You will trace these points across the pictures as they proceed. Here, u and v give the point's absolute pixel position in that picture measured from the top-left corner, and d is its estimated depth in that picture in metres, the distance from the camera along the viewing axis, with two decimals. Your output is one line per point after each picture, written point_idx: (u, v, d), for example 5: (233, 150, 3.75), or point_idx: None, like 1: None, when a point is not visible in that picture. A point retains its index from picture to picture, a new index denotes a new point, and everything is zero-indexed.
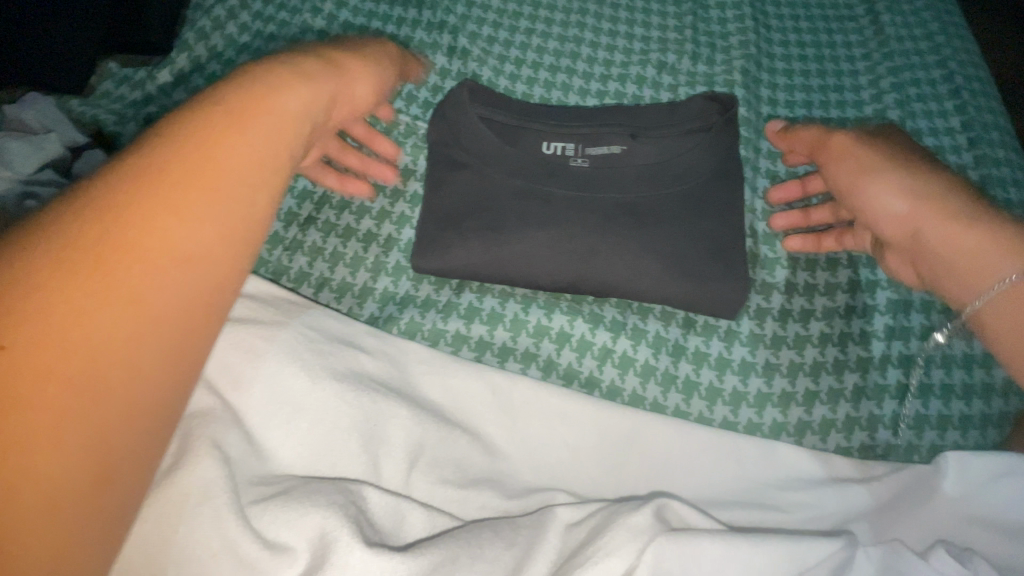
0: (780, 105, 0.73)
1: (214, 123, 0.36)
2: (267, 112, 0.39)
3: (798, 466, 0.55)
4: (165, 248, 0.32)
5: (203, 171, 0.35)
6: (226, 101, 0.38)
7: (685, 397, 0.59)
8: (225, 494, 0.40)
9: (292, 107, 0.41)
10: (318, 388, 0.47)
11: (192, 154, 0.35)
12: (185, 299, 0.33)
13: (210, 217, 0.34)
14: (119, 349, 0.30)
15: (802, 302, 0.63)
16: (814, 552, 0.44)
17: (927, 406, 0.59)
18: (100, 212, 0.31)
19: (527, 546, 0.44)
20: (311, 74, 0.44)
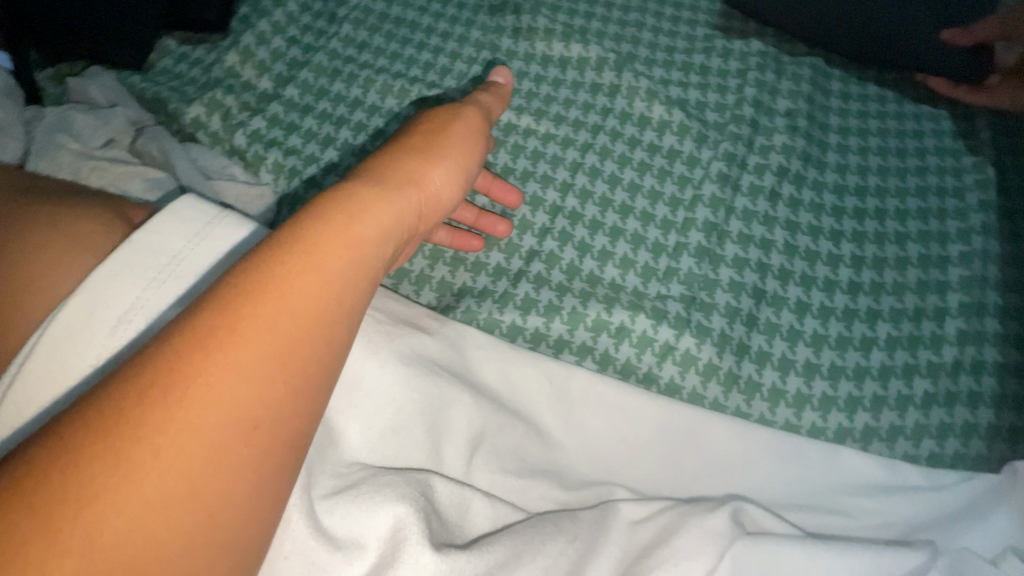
0: (851, 99, 0.70)
1: (322, 233, 0.32)
2: (348, 246, 0.32)
3: (866, 473, 0.54)
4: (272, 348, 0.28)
5: (272, 327, 0.28)
6: (304, 235, 0.32)
7: (747, 397, 0.58)
8: (296, 487, 0.38)
9: (371, 237, 0.33)
10: (387, 372, 0.46)
11: (260, 301, 0.29)
12: (248, 469, 0.27)
13: (280, 379, 0.28)
14: (218, 456, 0.26)
15: (869, 301, 0.60)
16: (895, 564, 0.42)
17: (999, 416, 0.57)
18: (179, 358, 0.27)
19: (592, 541, 0.44)
20: (397, 188, 0.36)
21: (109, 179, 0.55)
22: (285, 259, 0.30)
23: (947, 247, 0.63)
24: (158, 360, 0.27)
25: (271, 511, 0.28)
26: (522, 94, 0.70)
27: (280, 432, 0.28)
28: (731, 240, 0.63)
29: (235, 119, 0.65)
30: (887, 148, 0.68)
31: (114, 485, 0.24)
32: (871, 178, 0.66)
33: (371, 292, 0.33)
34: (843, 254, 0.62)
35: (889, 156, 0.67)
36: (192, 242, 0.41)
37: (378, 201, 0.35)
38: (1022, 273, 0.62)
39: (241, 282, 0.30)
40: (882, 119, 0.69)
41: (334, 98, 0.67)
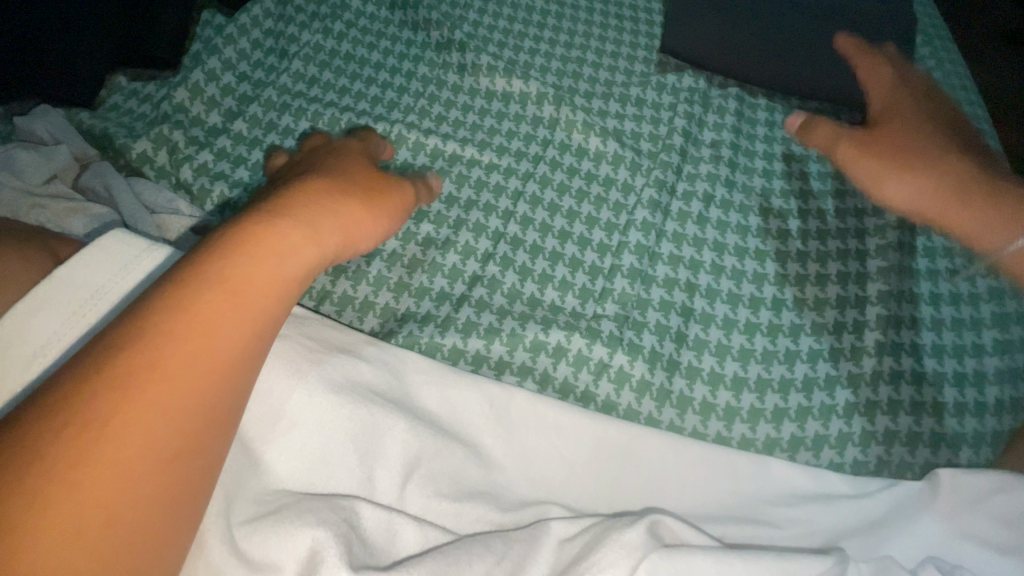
0: (778, 127, 0.75)
1: (243, 269, 0.33)
2: (269, 282, 0.34)
3: (792, 482, 0.56)
4: (187, 383, 0.30)
5: (189, 365, 0.30)
6: (224, 274, 0.33)
7: (679, 412, 0.60)
8: (216, 517, 0.40)
9: (295, 272, 0.35)
10: (315, 400, 0.47)
11: (176, 342, 0.30)
12: (162, 498, 0.29)
13: (196, 411, 0.30)
14: (133, 491, 0.28)
15: (792, 317, 0.64)
16: (803, 569, 0.44)
17: (919, 423, 0.60)
18: (91, 402, 0.28)
19: (519, 560, 0.44)
20: (326, 218, 0.38)
21: (48, 215, 0.56)
22: (198, 289, 0.32)
23: (867, 264, 0.66)
24: (67, 404, 0.28)
25: (187, 532, 0.31)
26: (466, 125, 0.73)
27: (198, 461, 0.30)
28: (663, 259, 0.66)
29: (182, 153, 0.67)
30: (811, 172, 0.72)
31: (25, 532, 0.25)
32: (797, 201, 0.70)
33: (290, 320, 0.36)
34: (768, 272, 0.66)
35: (812, 180, 0.71)
36: (116, 277, 0.42)
37: (305, 233, 0.36)
38: (936, 287, 0.66)
39: (157, 321, 0.31)
40: (807, 146, 0.73)
41: (281, 132, 0.69)
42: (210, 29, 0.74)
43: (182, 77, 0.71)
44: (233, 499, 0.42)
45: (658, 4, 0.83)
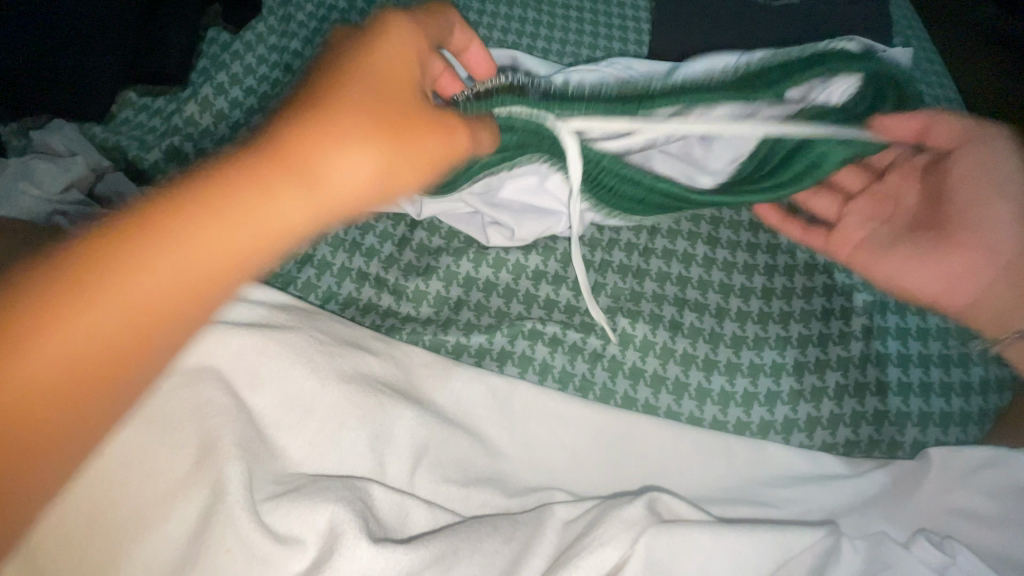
0: None
1: (123, 260, 0.37)
2: (145, 265, 0.37)
3: (788, 463, 0.58)
4: (100, 333, 0.35)
5: (117, 346, 0.36)
6: (121, 248, 0.37)
7: (676, 398, 0.62)
8: (240, 488, 0.41)
9: (149, 296, 0.37)
10: (328, 389, 0.49)
11: (98, 280, 0.36)
12: (77, 380, 0.35)
13: (122, 304, 0.36)
14: (25, 411, 0.34)
15: (781, 304, 0.66)
16: (796, 541, 0.46)
17: (908, 403, 0.62)
18: (61, 299, 0.35)
19: (526, 541, 0.46)
20: (296, 174, 0.40)
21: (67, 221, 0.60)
22: (102, 271, 0.36)
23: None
24: (49, 287, 0.35)
25: (66, 444, 0.36)
26: None
27: (65, 406, 0.35)
28: (657, 253, 0.68)
29: (192, 163, 0.70)
30: None
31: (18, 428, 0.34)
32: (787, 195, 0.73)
33: (262, 257, 0.40)
34: (758, 263, 0.68)
35: None
36: None
37: (277, 179, 0.39)
38: None
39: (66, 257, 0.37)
40: None
41: None
42: (216, 47, 0.76)
43: (190, 92, 0.73)
44: (253, 481, 0.43)
45: (646, 12, 0.87)
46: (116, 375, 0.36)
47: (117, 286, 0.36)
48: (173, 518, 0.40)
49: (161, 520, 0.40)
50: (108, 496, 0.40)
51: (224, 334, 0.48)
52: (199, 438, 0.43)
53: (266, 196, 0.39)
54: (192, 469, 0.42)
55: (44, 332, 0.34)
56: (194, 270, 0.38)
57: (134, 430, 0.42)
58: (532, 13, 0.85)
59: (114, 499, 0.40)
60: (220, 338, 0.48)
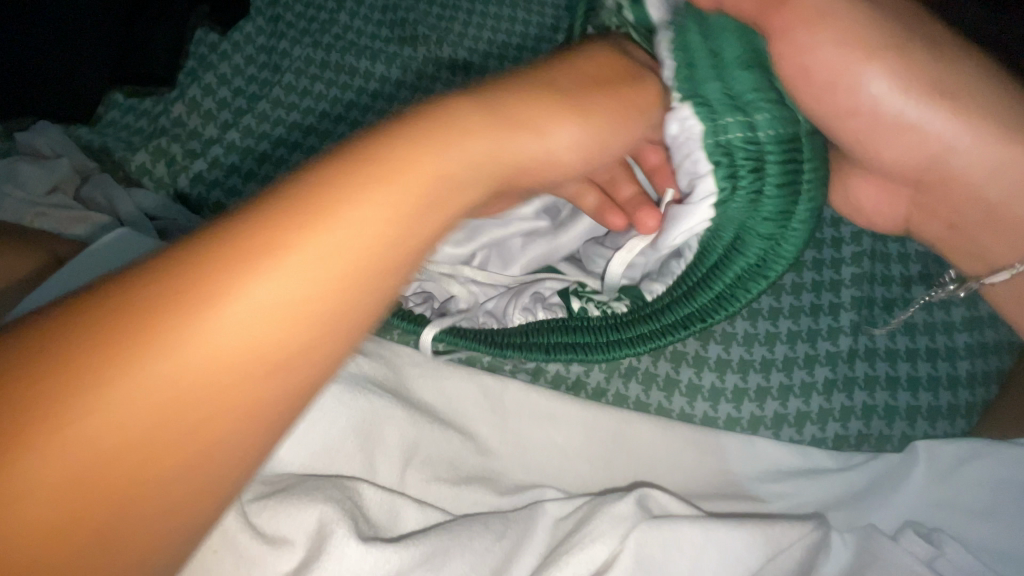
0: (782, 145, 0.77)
1: (189, 282, 0.27)
2: (251, 306, 0.27)
3: (778, 458, 0.58)
4: (116, 499, 0.24)
5: (163, 440, 0.25)
6: (191, 302, 0.26)
7: (667, 394, 0.62)
8: None
9: (241, 334, 0.26)
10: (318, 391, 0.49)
11: (124, 343, 0.25)
12: (128, 459, 0.24)
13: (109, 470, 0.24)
14: (114, 483, 0.24)
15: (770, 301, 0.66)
16: (785, 535, 0.46)
17: (896, 398, 0.62)
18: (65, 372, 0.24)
19: (517, 538, 0.45)
20: (258, 250, 0.27)
21: (53, 223, 0.60)
22: (114, 339, 0.25)
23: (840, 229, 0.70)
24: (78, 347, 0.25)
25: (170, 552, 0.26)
26: None
27: (123, 521, 0.24)
28: None
29: (180, 164, 0.71)
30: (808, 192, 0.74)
31: None
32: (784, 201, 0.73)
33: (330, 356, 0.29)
34: None
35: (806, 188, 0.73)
36: None
37: (312, 228, 0.28)
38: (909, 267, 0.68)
39: (101, 337, 0.25)
40: None
41: (270, 141, 0.72)
42: (205, 47, 0.75)
43: (177, 94, 0.73)
44: None
45: None
46: (269, 390, 0.27)
47: (319, 238, 0.28)
48: None
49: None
50: None
51: None
52: None
53: (445, 129, 0.34)
54: None
55: (153, 353, 0.25)
56: (366, 269, 0.29)
57: None
58: None
59: None
60: None
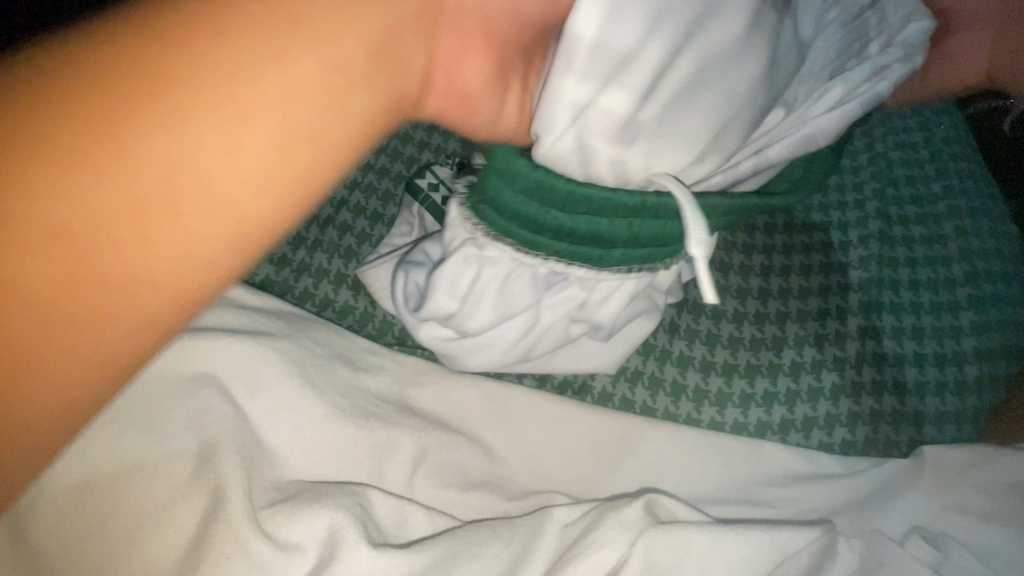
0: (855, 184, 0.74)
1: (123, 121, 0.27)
2: (178, 157, 0.28)
3: (786, 463, 0.58)
4: (92, 210, 0.27)
5: (103, 210, 0.27)
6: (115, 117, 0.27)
7: (673, 399, 0.62)
8: (240, 495, 0.41)
9: (175, 151, 0.28)
10: (323, 400, 0.49)
11: (68, 139, 0.26)
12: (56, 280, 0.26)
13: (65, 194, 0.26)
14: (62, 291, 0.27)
15: (777, 306, 0.67)
16: (794, 540, 0.47)
17: (904, 402, 0.62)
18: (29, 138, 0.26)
19: (525, 544, 0.46)
20: (153, 97, 0.27)
21: None
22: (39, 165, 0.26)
23: (848, 234, 0.71)
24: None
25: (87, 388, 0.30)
26: (448, 151, 0.73)
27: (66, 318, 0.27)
28: None
29: None
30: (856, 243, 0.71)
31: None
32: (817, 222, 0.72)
33: (277, 151, 0.31)
34: (754, 264, 0.69)
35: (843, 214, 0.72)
36: None
37: (252, 129, 0.29)
38: (916, 273, 0.69)
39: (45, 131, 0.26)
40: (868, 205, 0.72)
41: None
42: None
43: None
44: (254, 489, 0.43)
45: None
46: (224, 180, 0.29)
47: (215, 190, 0.29)
48: (173, 526, 0.40)
49: (159, 529, 0.40)
50: (110, 509, 0.40)
51: (217, 338, 0.48)
52: (197, 445, 0.43)
53: (310, 40, 0.30)
54: (190, 478, 0.42)
55: (129, 136, 0.27)
56: (290, 157, 0.31)
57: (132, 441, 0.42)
58: None
59: (118, 508, 0.40)
60: (210, 344, 0.47)
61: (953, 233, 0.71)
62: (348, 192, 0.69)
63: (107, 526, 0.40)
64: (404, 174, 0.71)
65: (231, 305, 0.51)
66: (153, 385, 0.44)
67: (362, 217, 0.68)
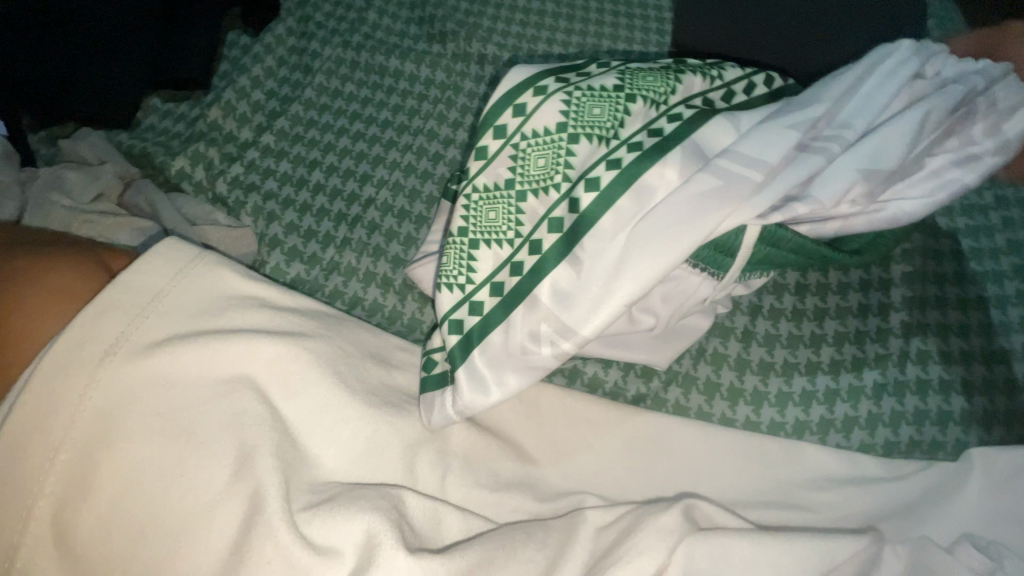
0: None
1: None
2: None
3: (826, 466, 0.56)
4: None
5: None
6: None
7: (707, 398, 0.61)
8: (277, 498, 0.41)
9: None
10: (357, 401, 0.48)
11: None
12: None
13: None
14: None
15: (815, 302, 0.65)
16: (840, 548, 0.45)
17: (950, 402, 0.60)
18: None
19: (561, 547, 0.45)
20: None
21: (98, 231, 0.61)
22: None
23: None
24: None
25: None
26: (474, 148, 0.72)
27: None
28: None
29: (217, 168, 0.69)
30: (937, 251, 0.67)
31: None
32: None
33: None
34: None
35: None
36: (170, 281, 0.49)
37: None
38: (962, 266, 0.66)
39: None
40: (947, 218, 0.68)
41: (307, 143, 0.71)
42: (238, 48, 0.75)
43: (212, 96, 0.72)
44: (292, 489, 0.44)
45: (668, 2, 0.85)
46: None
47: None
48: (213, 528, 0.40)
49: (200, 532, 0.40)
50: (156, 512, 0.41)
51: (252, 339, 0.47)
52: (235, 449, 0.43)
53: None
54: (228, 481, 0.42)
55: None
56: None
57: (172, 442, 0.43)
58: (551, 6, 0.83)
59: (161, 509, 0.41)
60: (247, 346, 0.47)
61: (1003, 224, 0.68)
62: (375, 190, 0.68)
63: (153, 530, 0.40)
64: (431, 172, 0.70)
65: (264, 305, 0.51)
66: (192, 390, 0.45)
67: (390, 216, 0.67)
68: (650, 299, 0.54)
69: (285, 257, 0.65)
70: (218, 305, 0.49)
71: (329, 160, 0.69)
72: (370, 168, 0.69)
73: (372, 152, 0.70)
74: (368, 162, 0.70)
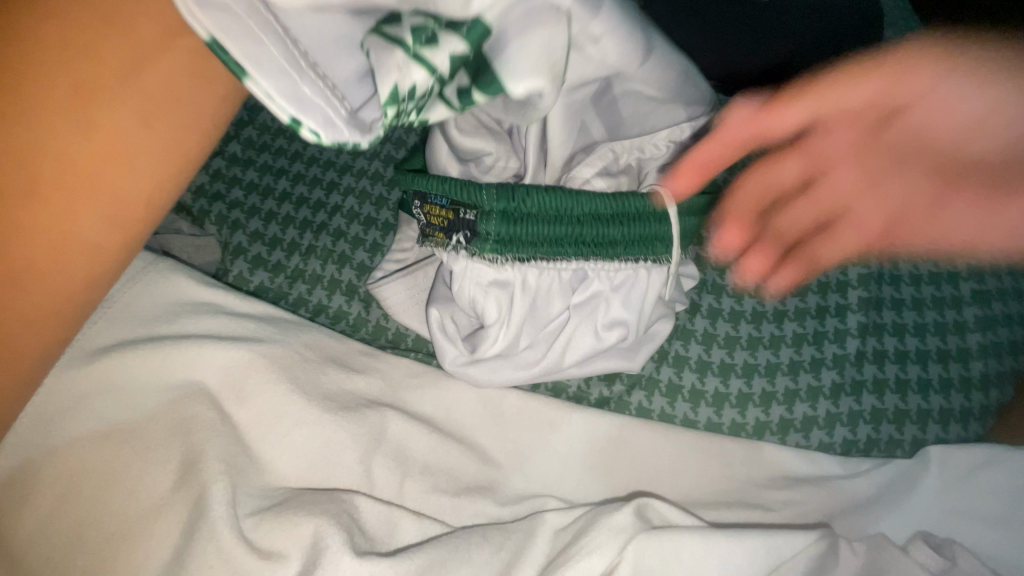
0: None
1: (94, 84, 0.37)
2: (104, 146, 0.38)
3: (784, 465, 0.57)
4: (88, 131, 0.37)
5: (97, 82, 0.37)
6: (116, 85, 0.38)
7: (670, 400, 0.61)
8: (225, 502, 0.42)
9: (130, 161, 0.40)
10: (314, 406, 0.49)
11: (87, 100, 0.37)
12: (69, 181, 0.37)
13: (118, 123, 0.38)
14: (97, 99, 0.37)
15: (776, 303, 0.65)
16: (790, 545, 0.46)
17: (907, 401, 0.61)
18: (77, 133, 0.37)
19: (516, 550, 0.45)
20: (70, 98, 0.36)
21: None
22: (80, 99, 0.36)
23: None
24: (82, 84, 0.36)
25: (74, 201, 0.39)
26: None
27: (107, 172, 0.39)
28: None
29: None
30: None
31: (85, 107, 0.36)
32: None
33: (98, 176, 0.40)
34: None
35: None
36: (123, 286, 0.50)
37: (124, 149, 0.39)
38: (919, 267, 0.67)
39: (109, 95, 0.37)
40: None
41: (274, 152, 0.71)
42: None
43: None
44: (242, 494, 0.43)
45: None
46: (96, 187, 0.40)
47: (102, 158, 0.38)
48: (155, 533, 0.41)
49: (142, 539, 0.41)
50: (100, 518, 0.41)
51: (204, 345, 0.48)
52: (183, 454, 0.44)
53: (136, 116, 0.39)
54: (174, 487, 0.42)
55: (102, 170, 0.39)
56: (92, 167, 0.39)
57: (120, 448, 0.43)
58: None
59: (105, 514, 0.41)
60: (198, 353, 0.48)
61: None
62: (342, 199, 0.69)
63: (92, 533, 0.41)
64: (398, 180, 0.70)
65: (222, 312, 0.51)
66: (144, 395, 0.46)
67: (356, 223, 0.68)
68: (611, 312, 0.55)
69: (249, 266, 0.65)
70: (171, 311, 0.50)
71: (296, 169, 0.70)
72: (337, 177, 0.70)
73: (340, 160, 0.71)
74: (335, 171, 0.70)
